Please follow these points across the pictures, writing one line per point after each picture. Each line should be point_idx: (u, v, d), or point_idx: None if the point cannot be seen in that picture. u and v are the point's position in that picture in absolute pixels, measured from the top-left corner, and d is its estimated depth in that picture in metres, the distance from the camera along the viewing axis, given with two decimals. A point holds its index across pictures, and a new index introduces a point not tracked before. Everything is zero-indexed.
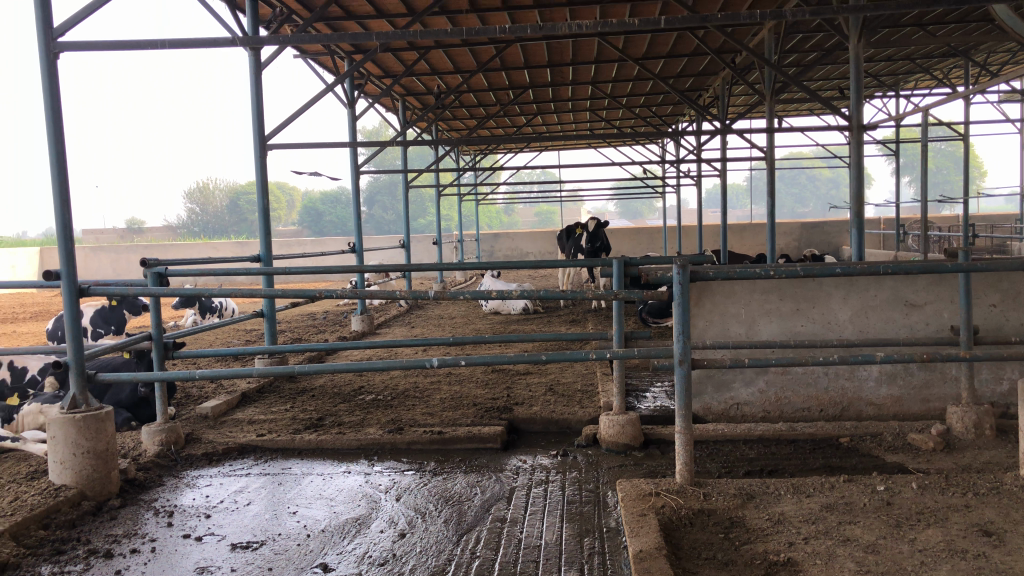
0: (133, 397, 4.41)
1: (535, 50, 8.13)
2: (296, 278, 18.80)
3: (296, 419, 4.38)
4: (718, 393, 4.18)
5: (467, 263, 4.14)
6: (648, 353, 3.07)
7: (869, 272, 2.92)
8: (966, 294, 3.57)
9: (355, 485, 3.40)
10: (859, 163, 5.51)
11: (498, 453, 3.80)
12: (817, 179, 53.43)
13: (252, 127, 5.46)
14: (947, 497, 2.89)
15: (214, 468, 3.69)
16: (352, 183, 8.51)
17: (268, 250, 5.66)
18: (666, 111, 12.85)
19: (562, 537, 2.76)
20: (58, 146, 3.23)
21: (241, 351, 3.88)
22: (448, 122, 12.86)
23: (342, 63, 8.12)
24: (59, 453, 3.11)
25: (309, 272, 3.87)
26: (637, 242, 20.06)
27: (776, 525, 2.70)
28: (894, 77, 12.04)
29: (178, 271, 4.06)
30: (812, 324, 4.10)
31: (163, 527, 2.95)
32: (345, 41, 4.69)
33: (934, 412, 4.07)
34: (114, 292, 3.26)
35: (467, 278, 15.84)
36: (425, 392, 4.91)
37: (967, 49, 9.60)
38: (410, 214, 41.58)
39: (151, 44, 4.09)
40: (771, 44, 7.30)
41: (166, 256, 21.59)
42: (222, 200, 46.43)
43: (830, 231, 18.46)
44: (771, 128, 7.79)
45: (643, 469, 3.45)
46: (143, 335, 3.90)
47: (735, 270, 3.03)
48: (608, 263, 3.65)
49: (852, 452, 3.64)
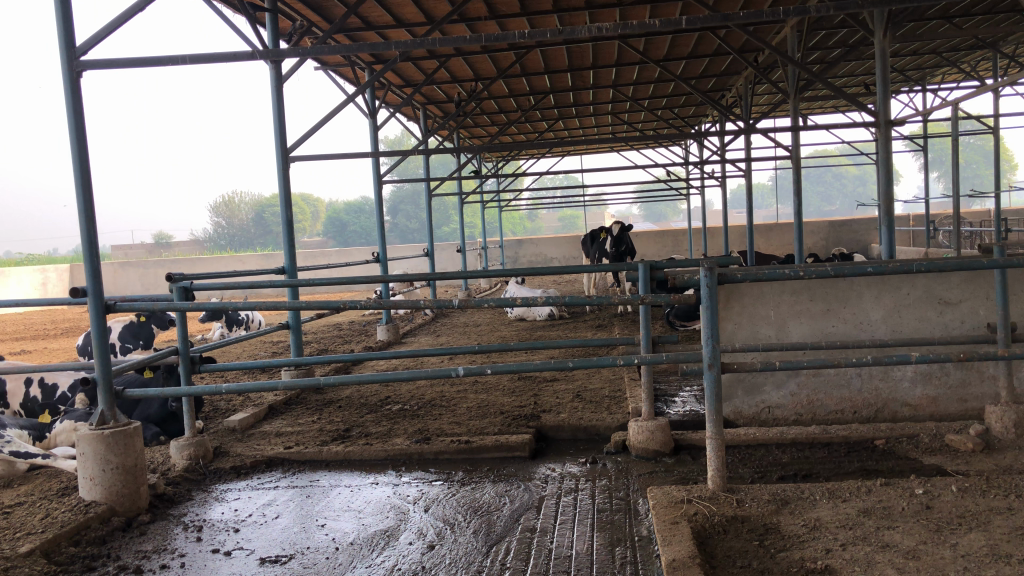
0: (162, 411, 4.45)
1: (555, 55, 8.11)
2: (321, 289, 18.92)
3: (323, 430, 4.38)
4: (748, 396, 4.12)
5: (490, 271, 4.11)
6: (675, 358, 3.02)
7: (903, 270, 2.85)
8: (1003, 290, 3.48)
9: (382, 496, 3.38)
10: (888, 159, 5.42)
11: (526, 461, 3.76)
12: (843, 177, 52.91)
13: (275, 140, 5.48)
14: (989, 500, 2.81)
15: (242, 481, 3.69)
16: (375, 193, 8.52)
17: (293, 263, 5.68)
18: (688, 113, 12.77)
19: (593, 547, 2.71)
20: (83, 164, 3.25)
21: (268, 363, 3.88)
22: (470, 130, 12.87)
23: (362, 74, 8.14)
24: (89, 469, 3.12)
25: (333, 284, 3.86)
26: (662, 245, 19.95)
27: (812, 531, 2.63)
28: (920, 72, 11.88)
29: (204, 285, 4.07)
30: (843, 324, 4.03)
31: (192, 541, 2.95)
32: (364, 50, 4.69)
33: (972, 412, 3.98)
34: (140, 308, 3.27)
35: (492, 285, 15.83)
36: (452, 402, 4.89)
37: (995, 40, 9.45)
38: (433, 222, 41.72)
39: (172, 60, 4.11)
40: (794, 41, 7.22)
41: (194, 269, 21.83)
42: (248, 213, 46.88)
43: (857, 229, 18.20)
44: (796, 126, 7.70)
45: (674, 476, 3.40)
46: (170, 349, 3.91)
47: (763, 272, 2.97)
48: (633, 268, 3.60)
49: (889, 454, 3.56)
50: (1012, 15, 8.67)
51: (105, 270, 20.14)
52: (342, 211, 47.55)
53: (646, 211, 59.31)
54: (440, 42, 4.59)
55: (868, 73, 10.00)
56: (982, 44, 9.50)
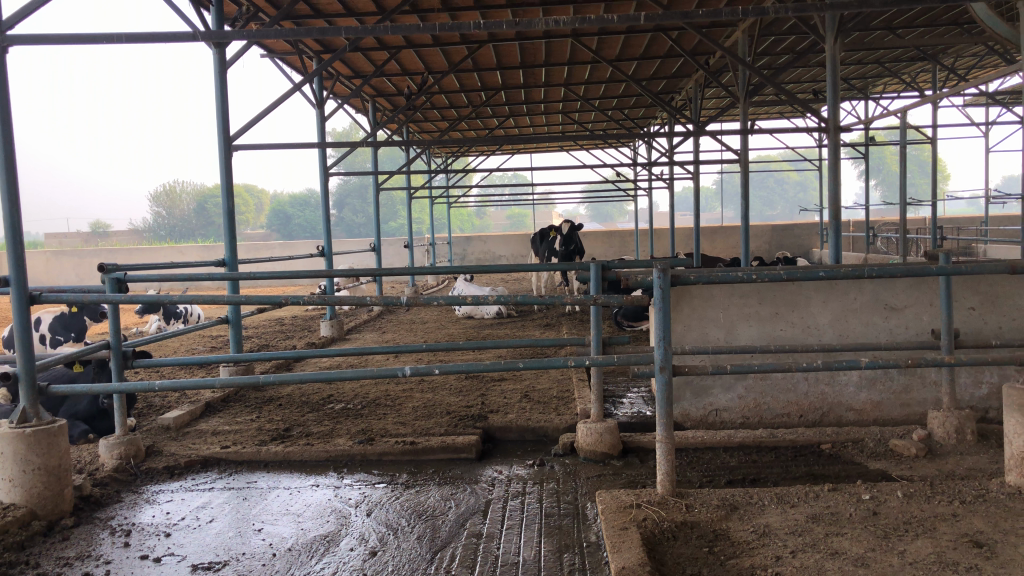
0: (91, 408, 4.24)
1: (507, 51, 8.03)
2: (263, 282, 18.55)
3: (262, 429, 4.23)
4: (696, 399, 4.10)
5: (438, 268, 3.99)
6: (628, 359, 2.95)
7: (855, 275, 2.83)
8: (949, 297, 3.51)
9: (322, 499, 3.26)
10: (836, 166, 5.46)
11: (472, 463, 3.68)
12: (786, 183, 53.88)
13: (218, 126, 5.29)
14: (934, 506, 2.81)
15: (176, 482, 3.54)
16: (320, 185, 8.31)
17: (233, 255, 5.49)
18: (638, 114, 12.83)
19: (541, 553, 2.64)
20: (8, 144, 3.06)
21: (205, 359, 3.71)
22: (420, 124, 12.72)
23: (310, 63, 7.95)
24: (8, 470, 2.94)
25: (275, 277, 3.70)
26: (609, 245, 20.03)
27: (761, 537, 2.61)
28: (863, 81, 12.11)
29: (139, 277, 3.89)
30: (792, 328, 4.03)
31: (119, 547, 2.79)
32: (312, 36, 4.54)
33: (914, 417, 4.03)
34: (68, 299, 3.09)
35: (438, 282, 15.67)
36: (397, 401, 4.78)
37: (936, 53, 9.68)
38: (379, 217, 41.34)
39: (105, 39, 3.93)
40: (745, 45, 7.27)
41: (130, 259, 21.16)
42: (189, 203, 45.78)
43: (800, 234, 18.58)
44: (745, 129, 7.75)
45: (622, 479, 3.35)
46: (100, 344, 3.72)
47: (717, 273, 2.92)
48: (585, 268, 3.54)
49: (835, 459, 3.57)
50: (954, 28, 8.89)
51: (37, 258, 19.41)
52: (287, 204, 46.79)
53: (594, 210, 59.63)
54: (390, 30, 4.46)
55: (814, 80, 10.15)
56: (924, 55, 9.71)
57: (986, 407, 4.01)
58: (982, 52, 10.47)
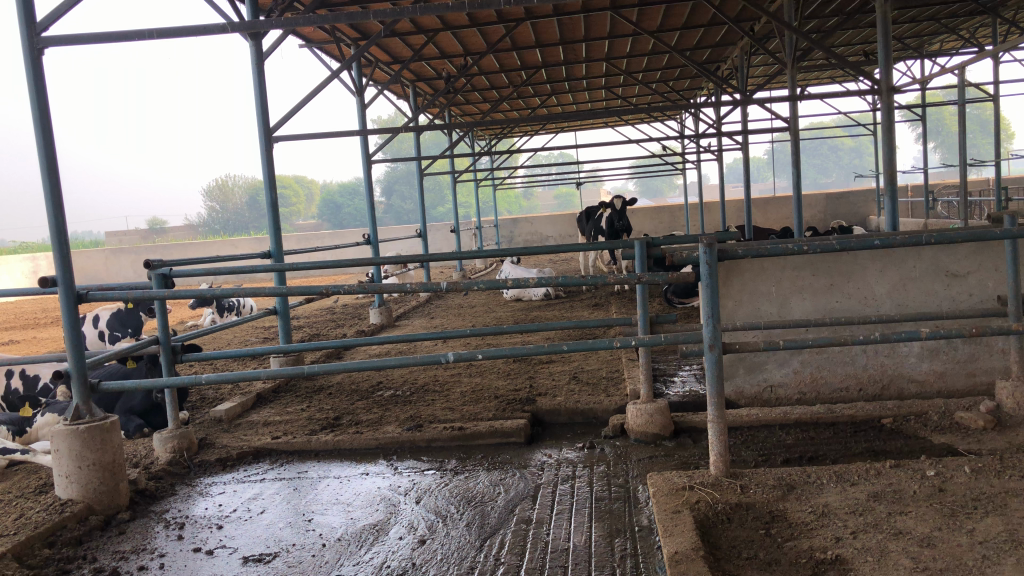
0: (145, 403, 4.31)
1: (546, 28, 7.91)
2: (314, 273, 18.74)
3: (312, 419, 4.24)
4: (750, 375, 3.99)
5: (480, 252, 3.93)
6: (675, 338, 2.86)
7: (912, 243, 2.69)
8: (1014, 261, 3.33)
9: (372, 488, 3.26)
10: (890, 130, 5.25)
11: (522, 447, 3.64)
12: (839, 149, 52.57)
13: (257, 118, 5.31)
14: (1004, 481, 2.68)
15: (228, 474, 3.57)
16: (364, 173, 8.31)
17: (279, 246, 5.51)
18: (683, 86, 12.59)
19: (591, 539, 2.59)
20: (47, 145, 3.10)
21: (253, 351, 3.72)
22: (461, 107, 12.69)
23: (348, 50, 7.95)
24: (64, 467, 2.99)
25: (316, 266, 3.69)
26: (658, 221, 19.77)
27: (821, 518, 2.51)
28: (918, 40, 11.67)
29: (184, 271, 3.92)
30: (847, 300, 3.89)
31: (172, 540, 2.82)
32: (344, 21, 4.51)
33: (980, 387, 3.86)
34: (115, 297, 3.11)
35: (486, 265, 15.66)
36: (445, 386, 4.76)
37: (995, 5, 9.27)
38: (427, 203, 41.52)
39: (137, 35, 3.97)
40: (791, 9, 7.04)
41: (187, 254, 21.64)
42: (241, 196, 46.56)
43: (855, 201, 18.09)
44: (794, 96, 7.51)
45: (674, 461, 3.27)
46: (150, 339, 3.76)
47: (766, 246, 2.81)
48: (629, 245, 3.46)
49: (897, 433, 3.44)
50: None
51: (96, 257, 19.88)
52: (336, 193, 47.23)
53: (642, 187, 59.01)
54: (421, 11, 4.40)
55: (865, 41, 9.82)
56: (982, 10, 9.30)
57: None
58: None
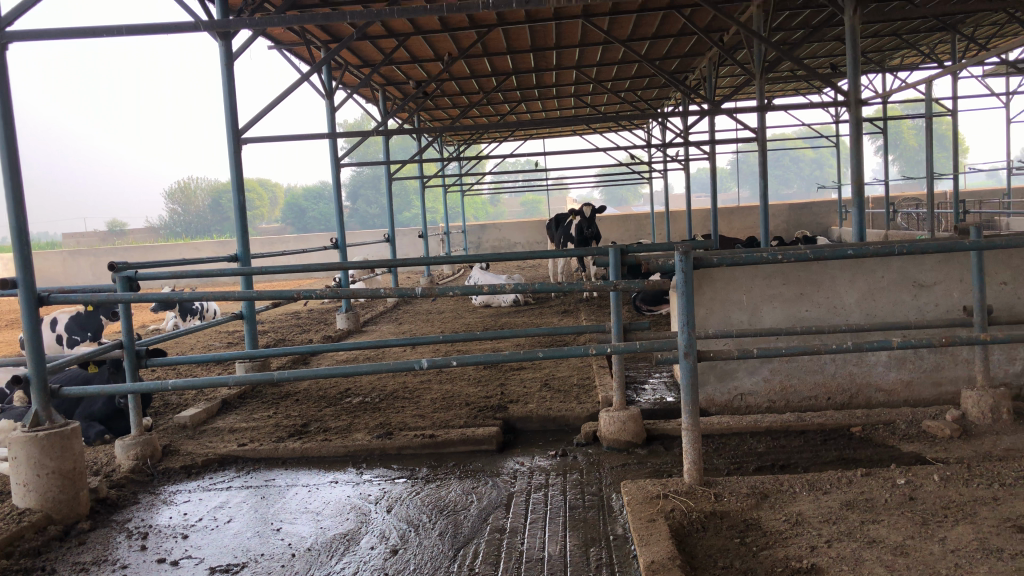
0: (107, 409, 4.20)
1: (517, 35, 7.91)
2: (279, 277, 18.53)
3: (280, 425, 4.17)
4: (721, 383, 4.01)
5: (453, 258, 3.89)
6: (650, 346, 2.85)
7: (884, 253, 2.70)
8: (981, 272, 3.38)
9: (342, 496, 3.20)
10: (858, 142, 5.32)
11: (494, 455, 3.61)
12: (802, 160, 53.36)
13: (225, 119, 5.22)
14: (972, 489, 2.70)
15: (193, 481, 3.49)
16: (332, 177, 8.22)
17: (246, 250, 5.42)
18: (651, 95, 12.68)
19: (566, 548, 2.57)
20: (9, 143, 3.00)
21: (220, 356, 3.64)
22: (430, 112, 12.64)
23: (318, 53, 7.87)
24: (22, 475, 2.89)
25: (286, 269, 3.62)
26: (625, 229, 19.87)
27: (795, 527, 2.52)
28: (880, 54, 11.87)
29: (149, 274, 3.83)
30: (817, 309, 3.93)
31: (135, 551, 2.74)
32: (316, 23, 4.45)
33: (946, 396, 3.92)
34: (78, 299, 3.02)
35: (454, 271, 15.60)
36: (415, 393, 4.71)
37: (956, 22, 9.46)
38: (394, 208, 41.31)
39: (106, 32, 3.95)
40: (759, 20, 7.12)
41: (148, 257, 21.25)
42: (204, 199, 45.91)
43: (818, 212, 18.36)
44: (762, 107, 7.59)
45: (647, 469, 3.26)
46: (113, 344, 3.66)
47: (741, 255, 2.81)
48: (603, 253, 3.45)
49: (866, 442, 3.47)
50: None
51: (53, 259, 19.44)
52: (301, 196, 46.82)
53: (608, 195, 59.32)
54: (396, 13, 4.37)
55: (830, 54, 9.97)
56: (943, 26, 9.48)
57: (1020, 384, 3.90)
58: (1003, 20, 10.24)
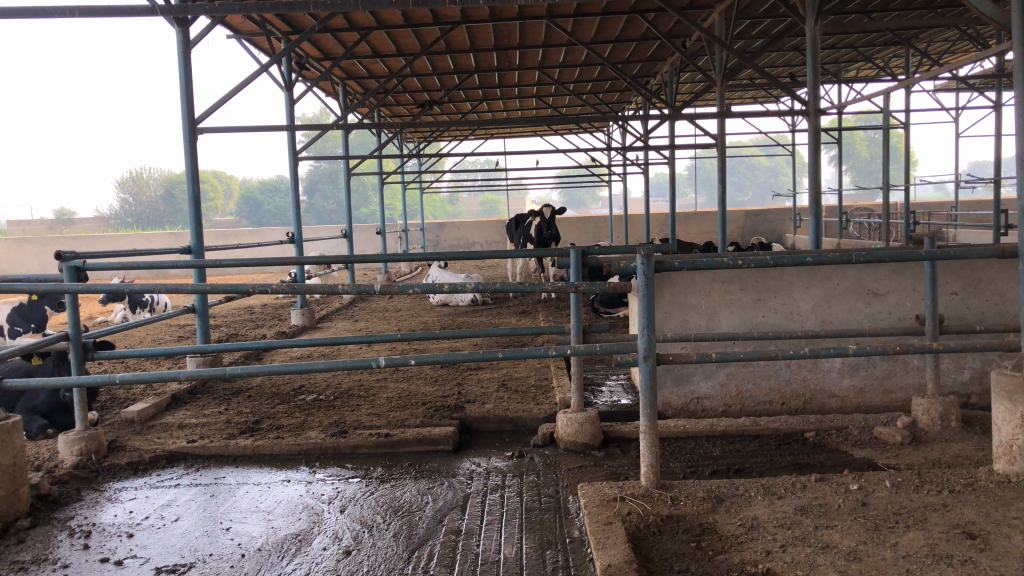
0: (50, 402, 4.06)
1: (481, 33, 7.87)
2: (233, 271, 18.25)
3: (231, 422, 4.08)
4: (677, 387, 4.02)
5: (411, 256, 3.84)
6: (610, 348, 2.83)
7: (842, 260, 2.73)
8: (933, 281, 3.44)
9: (294, 495, 3.13)
10: (816, 151, 5.40)
11: (450, 455, 3.58)
12: (757, 168, 54.21)
13: (181, 109, 5.10)
14: (923, 496, 2.74)
15: (140, 478, 3.39)
16: (290, 170, 8.09)
17: (200, 242, 5.30)
18: (613, 98, 12.75)
19: (522, 550, 2.55)
20: None
21: (171, 349, 3.55)
22: (391, 108, 12.55)
23: (278, 44, 7.75)
24: None
25: (241, 262, 3.53)
26: (583, 231, 19.95)
27: (750, 531, 2.53)
28: (837, 65, 12.09)
29: (99, 264, 3.72)
30: (773, 314, 3.97)
31: (77, 550, 2.65)
32: (277, 11, 4.36)
33: (896, 404, 3.98)
34: (22, 288, 2.90)
35: (412, 269, 15.51)
36: (371, 391, 4.65)
37: (911, 36, 9.66)
38: (351, 204, 40.99)
39: (56, 12, 3.91)
40: (721, 27, 7.18)
41: (96, 247, 20.76)
42: (157, 189, 45.00)
43: (773, 219, 18.65)
44: (722, 113, 7.65)
45: (604, 471, 3.26)
46: (58, 335, 3.54)
47: (702, 260, 2.80)
48: (564, 254, 3.43)
49: (819, 447, 3.51)
50: (930, 11, 8.86)
51: None
52: (256, 189, 46.12)
53: (567, 197, 59.55)
54: (360, 6, 4.31)
55: (789, 64, 10.11)
56: (898, 40, 9.67)
57: (969, 393, 3.98)
58: (955, 36, 10.47)
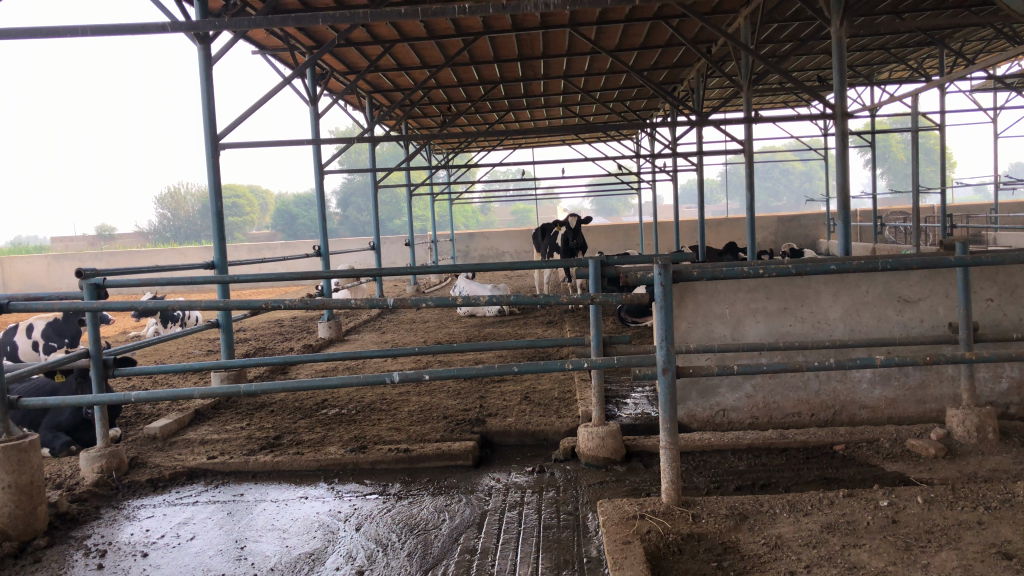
0: (74, 419, 4.08)
1: (504, 43, 7.86)
2: (265, 285, 18.41)
3: (252, 437, 4.07)
4: (703, 399, 3.92)
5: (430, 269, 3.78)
6: (628, 361, 2.75)
7: (867, 268, 2.62)
8: (966, 289, 3.32)
9: (310, 513, 3.10)
10: (844, 155, 5.28)
11: (469, 471, 3.52)
12: (791, 172, 53.74)
13: (203, 124, 5.13)
14: (956, 513, 2.63)
15: (159, 496, 3.38)
16: (315, 184, 8.10)
17: (222, 257, 5.31)
18: (641, 105, 12.68)
19: (538, 571, 2.48)
20: None
21: (191, 365, 3.54)
22: (417, 119, 12.59)
23: (302, 58, 7.80)
24: None
25: (258, 278, 3.51)
26: (613, 238, 19.85)
27: (774, 550, 2.44)
28: (869, 67, 11.89)
29: (120, 282, 3.73)
30: (801, 323, 3.86)
31: (92, 570, 2.64)
32: (292, 25, 4.35)
33: (931, 414, 3.85)
34: (38, 307, 2.90)
35: (441, 281, 15.52)
36: (392, 405, 4.62)
37: (944, 36, 9.45)
38: (383, 216, 41.26)
39: (69, 31, 3.98)
40: (747, 31, 7.08)
41: (133, 262, 21.02)
42: (193, 204, 45.64)
43: (806, 224, 18.40)
44: (750, 118, 7.52)
45: (626, 487, 3.18)
46: (79, 352, 3.55)
47: (721, 269, 2.71)
48: (583, 264, 3.36)
49: (850, 461, 3.40)
50: (963, 10, 8.67)
51: (37, 263, 19.13)
52: (290, 203, 46.60)
53: (598, 205, 59.42)
54: (376, 19, 4.28)
55: (819, 67, 9.96)
56: (932, 39, 9.47)
57: (1006, 403, 3.84)
58: (991, 35, 10.24)
